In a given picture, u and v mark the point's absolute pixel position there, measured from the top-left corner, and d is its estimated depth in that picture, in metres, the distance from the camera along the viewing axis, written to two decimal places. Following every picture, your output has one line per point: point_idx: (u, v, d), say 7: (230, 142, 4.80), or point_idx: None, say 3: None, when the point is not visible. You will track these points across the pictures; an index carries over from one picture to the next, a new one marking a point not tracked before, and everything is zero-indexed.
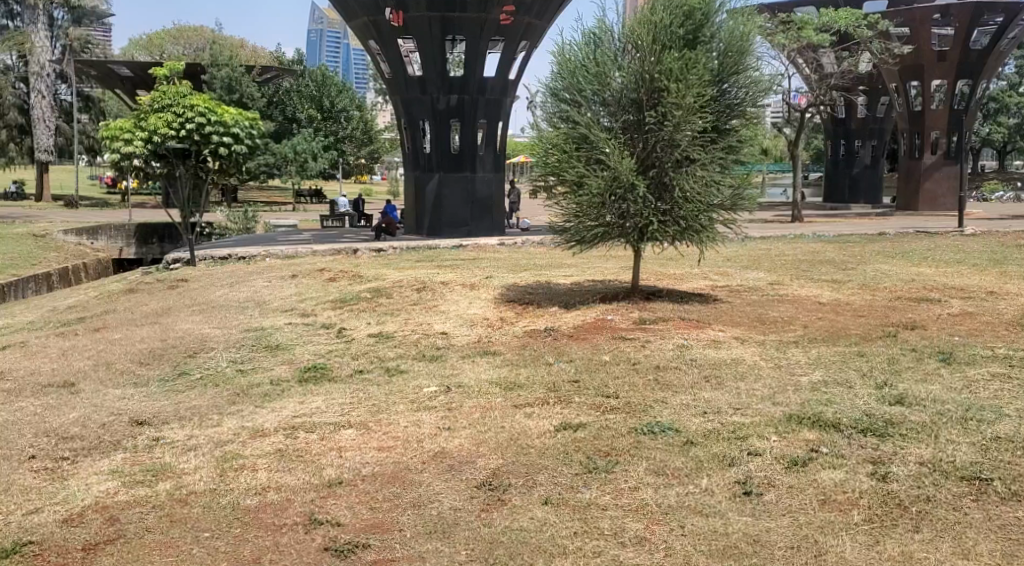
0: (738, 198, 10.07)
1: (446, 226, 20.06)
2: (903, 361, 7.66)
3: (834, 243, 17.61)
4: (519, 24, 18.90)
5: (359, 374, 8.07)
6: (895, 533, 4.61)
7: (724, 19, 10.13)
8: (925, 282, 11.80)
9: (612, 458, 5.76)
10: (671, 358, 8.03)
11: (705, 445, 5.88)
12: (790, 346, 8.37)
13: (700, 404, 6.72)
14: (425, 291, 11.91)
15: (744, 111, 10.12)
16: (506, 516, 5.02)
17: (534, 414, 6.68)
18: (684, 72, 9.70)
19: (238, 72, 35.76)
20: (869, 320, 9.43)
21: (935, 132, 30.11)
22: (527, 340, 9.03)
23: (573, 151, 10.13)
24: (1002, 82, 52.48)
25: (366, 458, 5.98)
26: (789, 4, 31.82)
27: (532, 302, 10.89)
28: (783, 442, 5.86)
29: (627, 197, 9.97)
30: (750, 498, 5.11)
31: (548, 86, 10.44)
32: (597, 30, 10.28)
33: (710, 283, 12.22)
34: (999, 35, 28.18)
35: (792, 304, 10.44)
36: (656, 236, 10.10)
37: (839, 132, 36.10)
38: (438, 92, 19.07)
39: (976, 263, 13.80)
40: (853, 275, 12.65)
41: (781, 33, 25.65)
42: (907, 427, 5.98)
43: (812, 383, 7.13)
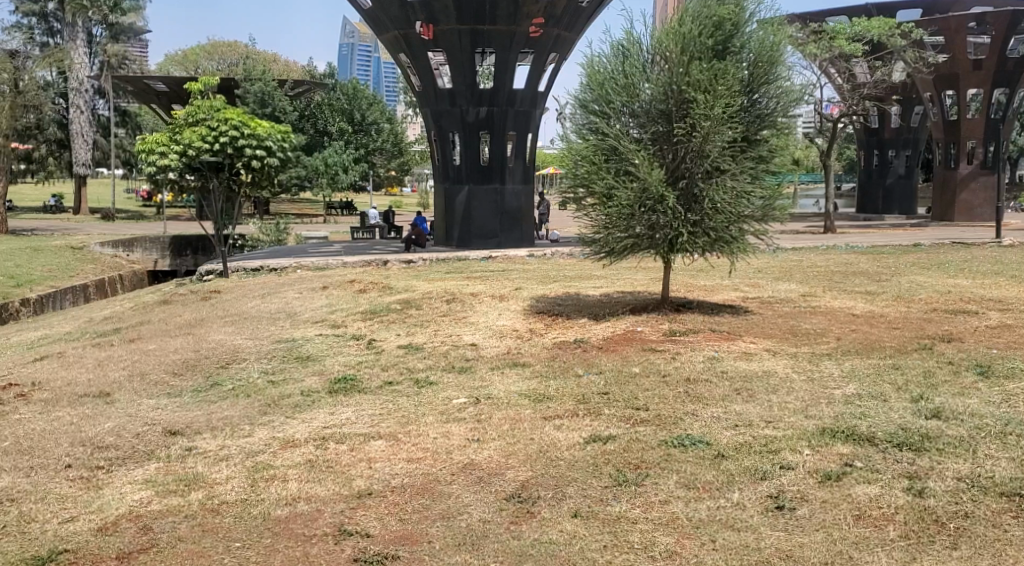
0: (768, 208, 10.02)
1: (476, 237, 20.12)
2: (939, 374, 7.52)
3: (868, 254, 17.38)
4: (548, 36, 18.94)
5: (387, 386, 8.07)
6: (932, 550, 4.53)
7: (754, 30, 10.05)
8: (961, 294, 11.61)
9: (642, 471, 5.72)
10: (701, 370, 7.97)
11: (736, 458, 5.82)
12: (824, 358, 8.27)
13: (731, 417, 6.65)
14: (455, 302, 11.94)
15: (775, 121, 10.05)
16: (535, 529, 5.00)
17: (564, 426, 6.66)
18: (713, 84, 9.67)
19: (270, 87, 36.19)
20: (905, 332, 9.30)
21: (971, 141, 29.59)
22: (556, 351, 9.02)
23: (602, 163, 10.14)
24: None
25: (396, 469, 6.00)
26: (821, 14, 31.63)
27: (562, 314, 10.87)
28: (816, 456, 5.78)
29: (656, 209, 9.93)
30: (782, 512, 5.04)
31: (577, 97, 10.43)
32: (625, 41, 10.24)
33: (741, 294, 12.12)
34: None
35: (825, 316, 10.33)
36: (686, 248, 10.05)
37: (873, 143, 35.82)
38: (467, 104, 19.17)
39: (1015, 274, 13.52)
40: (886, 287, 12.47)
41: (813, 43, 25.47)
42: (944, 442, 5.86)
43: (846, 395, 7.04)
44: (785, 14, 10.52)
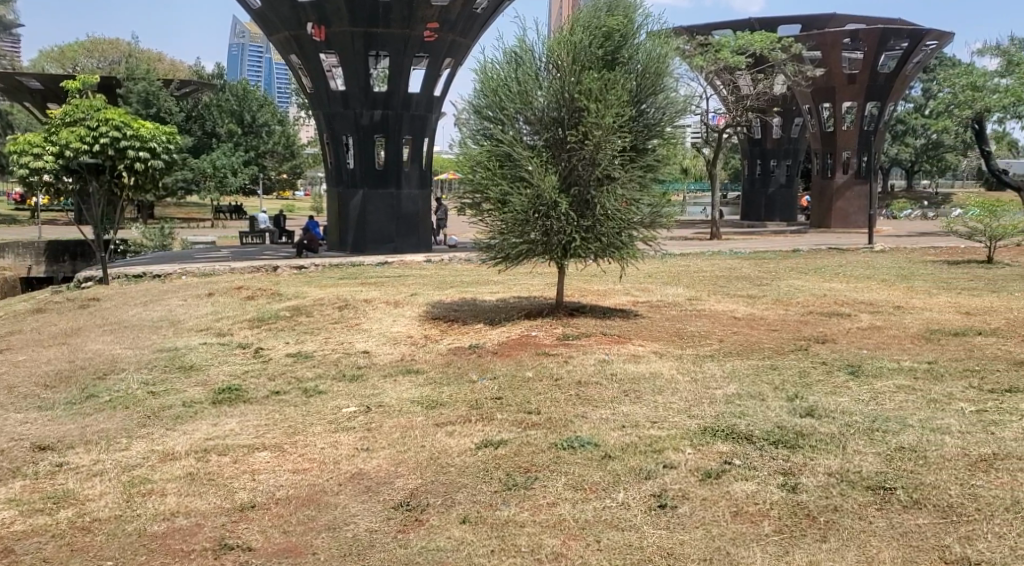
0: (656, 216, 10.30)
1: (371, 242, 19.85)
2: (813, 374, 7.89)
3: (751, 259, 18.00)
4: (443, 40, 18.93)
5: (274, 395, 7.88)
6: (804, 543, 4.71)
7: (643, 41, 10.29)
8: (836, 297, 12.20)
9: (532, 474, 5.77)
10: (592, 373, 8.11)
11: (623, 458, 5.94)
12: (707, 359, 8.55)
13: (619, 418, 6.79)
14: (347, 308, 11.77)
15: (663, 130, 10.32)
16: (423, 536, 4.96)
17: (456, 432, 6.65)
18: (604, 92, 9.83)
19: (155, 86, 35.06)
20: (783, 333, 9.71)
21: (846, 152, 31.20)
22: (451, 357, 9.01)
23: (497, 169, 10.18)
24: (909, 103, 54.28)
25: (281, 480, 5.85)
26: (708, 27, 32.81)
27: (458, 319, 10.85)
28: (698, 455, 5.97)
29: (550, 215, 10.04)
30: (665, 511, 5.17)
31: (471, 103, 10.44)
32: (518, 49, 10.34)
33: (631, 299, 12.37)
34: (905, 59, 29.42)
35: (710, 319, 10.69)
36: (579, 253, 10.20)
37: (755, 153, 37.35)
38: (361, 107, 18.95)
39: (885, 278, 14.30)
40: (767, 291, 12.98)
41: (699, 55, 26.44)
42: (817, 438, 6.15)
43: (727, 395, 7.29)
44: (672, 26, 10.81)
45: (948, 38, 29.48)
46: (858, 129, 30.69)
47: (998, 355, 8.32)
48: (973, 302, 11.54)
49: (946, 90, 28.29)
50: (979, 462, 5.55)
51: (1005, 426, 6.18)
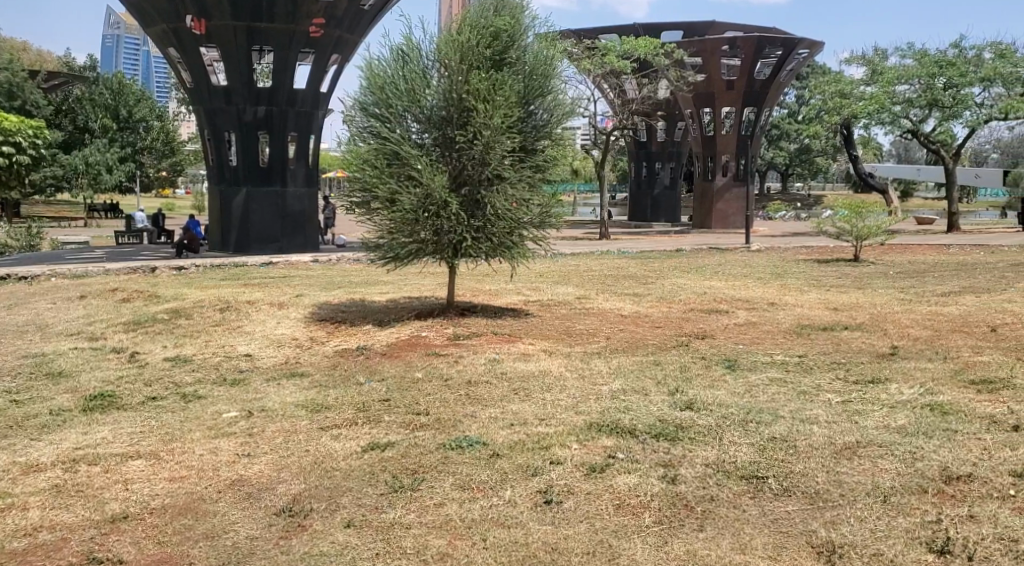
0: (546, 216, 10.43)
1: (256, 242, 19.32)
2: (693, 368, 8.17)
3: (637, 259, 18.43)
4: (329, 37, 18.60)
5: (151, 402, 7.56)
6: (681, 533, 4.85)
7: (530, 42, 10.39)
8: (715, 295, 12.66)
9: (419, 475, 5.74)
10: (482, 372, 8.13)
11: (510, 456, 5.98)
12: (594, 357, 8.72)
13: (507, 417, 6.84)
14: (229, 311, 11.40)
15: (551, 132, 10.46)
16: (306, 542, 4.86)
17: (342, 436, 6.54)
18: (492, 93, 9.85)
19: (20, 78, 33.05)
20: (666, 330, 10.01)
21: (725, 156, 32.44)
22: (338, 360, 8.85)
23: (385, 167, 10.06)
24: (783, 108, 56.78)
25: (155, 489, 5.62)
26: (595, 31, 33.46)
27: (345, 321, 10.68)
28: (583, 450, 6.08)
29: (440, 215, 10.00)
30: (550, 506, 5.24)
31: (357, 100, 10.30)
32: (405, 47, 10.25)
33: (522, 298, 12.47)
34: (779, 67, 30.80)
35: (597, 317, 10.89)
36: (470, 252, 10.23)
37: (641, 155, 38.36)
38: (245, 102, 18.44)
39: (761, 277, 14.92)
40: (652, 289, 13.35)
41: (587, 58, 26.80)
42: (695, 430, 6.37)
43: (612, 391, 7.45)
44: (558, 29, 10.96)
45: (818, 47, 31.07)
46: (736, 134, 31.98)
47: (863, 349, 8.81)
48: (841, 298, 12.19)
49: (817, 96, 29.78)
50: (844, 450, 5.86)
51: (867, 415, 6.56)
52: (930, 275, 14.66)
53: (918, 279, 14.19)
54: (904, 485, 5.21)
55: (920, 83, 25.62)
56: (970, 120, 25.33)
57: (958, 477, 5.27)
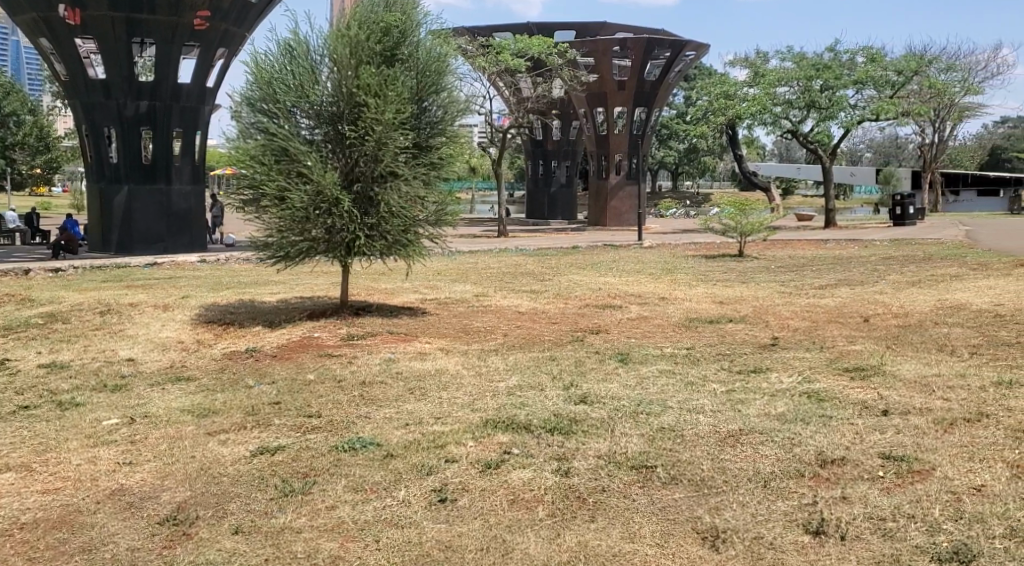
0: (441, 214, 10.41)
1: (139, 242, 18.55)
2: (587, 362, 8.32)
3: (534, 256, 18.61)
4: (215, 30, 17.99)
5: (23, 411, 7.15)
6: (574, 525, 4.91)
7: (422, 38, 10.31)
8: (609, 291, 12.91)
9: (310, 479, 5.63)
10: (377, 372, 8.04)
11: (404, 457, 5.94)
12: (490, 354, 8.74)
13: (402, 416, 6.78)
14: (110, 314, 10.90)
15: (445, 129, 10.43)
16: (191, 550, 4.70)
17: (229, 441, 6.36)
18: (383, 88, 9.75)
19: None
20: (562, 326, 10.16)
21: (618, 155, 33.12)
22: (226, 362, 8.60)
23: (273, 164, 9.80)
24: (672, 109, 58.38)
25: (27, 503, 5.32)
26: (490, 29, 33.59)
27: (235, 322, 10.39)
28: (478, 447, 6.10)
29: (331, 213, 9.83)
30: (444, 504, 5.22)
31: (243, 95, 10.00)
32: (292, 41, 10.03)
33: (419, 296, 12.42)
34: (667, 69, 31.63)
35: (494, 314, 10.94)
36: (363, 251, 10.10)
37: (538, 153, 38.73)
38: (125, 97, 17.69)
39: (652, 272, 15.30)
40: (548, 286, 13.50)
41: (481, 56, 26.84)
42: (588, 423, 6.48)
43: (507, 388, 7.50)
44: (450, 25, 10.94)
45: (705, 49, 32.07)
46: (628, 134, 32.72)
47: (746, 340, 9.16)
48: (726, 292, 12.64)
49: (704, 97, 30.77)
50: (728, 438, 6.08)
51: (750, 403, 6.83)
52: (808, 269, 15.35)
53: (798, 273, 14.83)
54: (783, 470, 5.45)
55: (799, 85, 26.68)
56: (845, 121, 26.67)
57: (833, 461, 5.55)
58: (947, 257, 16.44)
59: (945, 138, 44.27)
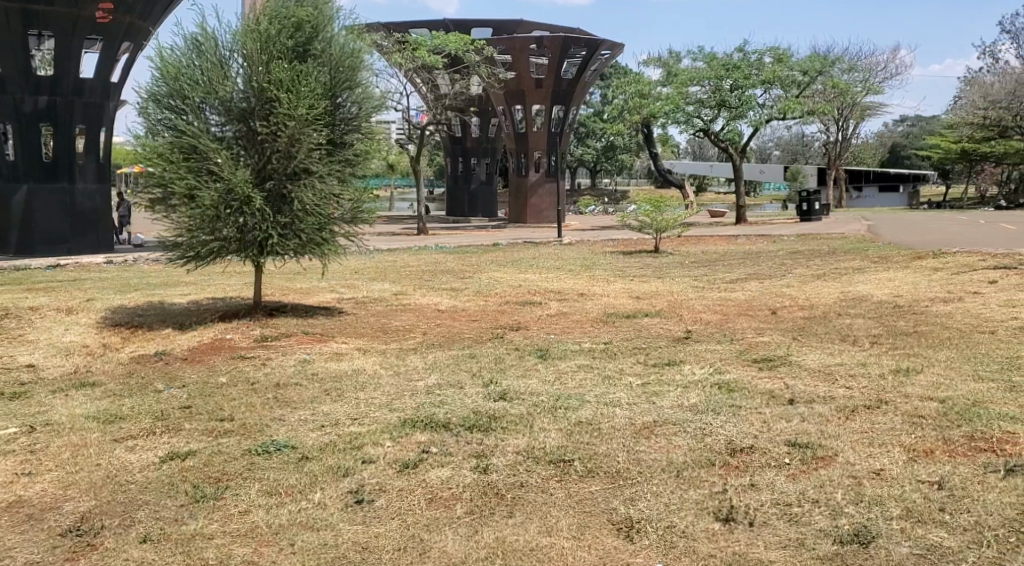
0: (357, 211, 10.29)
1: (40, 243, 17.79)
2: (507, 359, 8.35)
3: (454, 254, 18.58)
4: (119, 24, 17.36)
5: None
6: (492, 521, 4.92)
7: (336, 33, 10.16)
8: (529, 287, 12.98)
9: (222, 484, 5.48)
10: (292, 374, 7.90)
11: (320, 458, 5.86)
12: (409, 353, 8.70)
13: (318, 418, 6.69)
14: (9, 318, 10.40)
15: (359, 125, 10.32)
16: (95, 562, 4.53)
17: (137, 447, 6.15)
18: (296, 83, 9.57)
19: None
20: (481, 323, 10.17)
21: (537, 152, 33.35)
22: (134, 366, 8.32)
23: (182, 161, 9.51)
24: (589, 107, 59.10)
25: None
26: (406, 25, 33.35)
27: (143, 325, 10.05)
28: (396, 447, 6.05)
29: (243, 211, 9.61)
30: (361, 506, 5.17)
31: (148, 90, 9.68)
32: (199, 35, 9.76)
33: (336, 296, 12.25)
34: (584, 67, 32.01)
35: (413, 313, 10.87)
36: (276, 250, 9.89)
37: (457, 150, 38.73)
38: (22, 92, 16.93)
39: (571, 268, 15.49)
40: (468, 283, 13.51)
41: (397, 52, 26.59)
42: (507, 420, 6.51)
43: (426, 386, 7.46)
44: (364, 21, 10.82)
45: (620, 48, 32.55)
46: (547, 131, 32.99)
47: (661, 333, 9.36)
48: (642, 287, 12.88)
49: (620, 96, 31.26)
50: (643, 430, 6.19)
51: (664, 395, 6.98)
52: (720, 264, 15.77)
53: (711, 267, 15.22)
54: (696, 460, 5.58)
55: (710, 85, 27.38)
56: (754, 120, 27.47)
57: (742, 449, 5.72)
58: (851, 250, 17.10)
59: (849, 136, 46.08)
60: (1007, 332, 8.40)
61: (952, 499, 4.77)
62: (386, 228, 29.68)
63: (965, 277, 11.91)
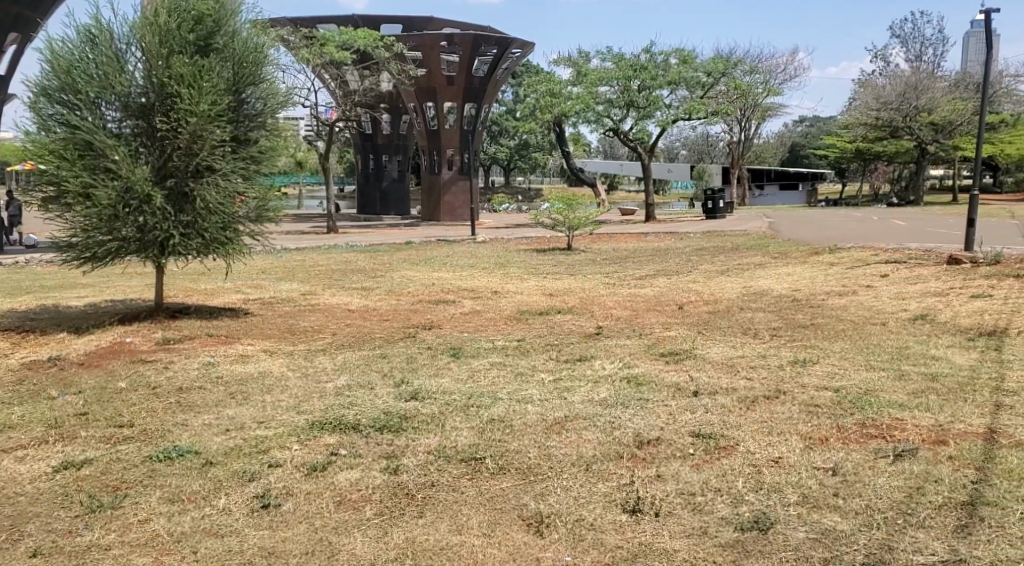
0: (262, 210, 10.09)
1: None
2: (419, 359, 8.31)
3: (365, 252, 18.40)
4: (5, 13, 16.55)
5: None
6: (402, 521, 4.89)
7: (238, 27, 9.93)
8: (442, 286, 12.95)
9: (120, 493, 5.29)
10: (195, 378, 7.67)
11: (225, 463, 5.71)
12: (318, 354, 8.56)
13: (223, 422, 6.52)
14: None
15: (264, 122, 10.13)
16: None
17: (28, 457, 5.87)
18: (197, 78, 9.33)
19: None
20: (393, 322, 10.09)
21: (450, 149, 33.29)
22: (25, 373, 7.94)
23: (76, 158, 9.10)
24: (502, 105, 59.38)
25: None
26: (314, 20, 32.77)
27: (35, 329, 9.59)
28: (303, 450, 5.95)
29: (143, 209, 9.26)
30: (267, 510, 5.06)
31: (37, 83, 9.22)
32: (92, 27, 9.36)
33: (243, 297, 11.96)
34: (495, 65, 32.16)
35: (323, 313, 10.70)
36: (178, 251, 9.58)
37: (367, 148, 38.29)
38: None
39: (484, 266, 15.54)
40: (380, 282, 13.40)
41: (305, 47, 26.08)
42: (418, 420, 6.47)
43: (336, 388, 7.37)
44: (267, 16, 10.62)
45: (530, 47, 32.81)
46: (459, 129, 32.98)
47: (573, 330, 9.48)
48: (555, 284, 13.03)
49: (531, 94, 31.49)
50: (554, 425, 6.26)
51: (575, 390, 7.08)
52: (631, 260, 16.08)
53: (621, 264, 15.51)
54: (605, 453, 5.68)
55: (619, 85, 27.84)
56: (661, 120, 28.07)
57: (648, 441, 5.84)
58: (754, 247, 17.71)
59: (752, 136, 47.57)
60: (897, 323, 8.83)
61: (845, 484, 4.99)
62: (295, 228, 28.21)
63: (859, 271, 12.46)
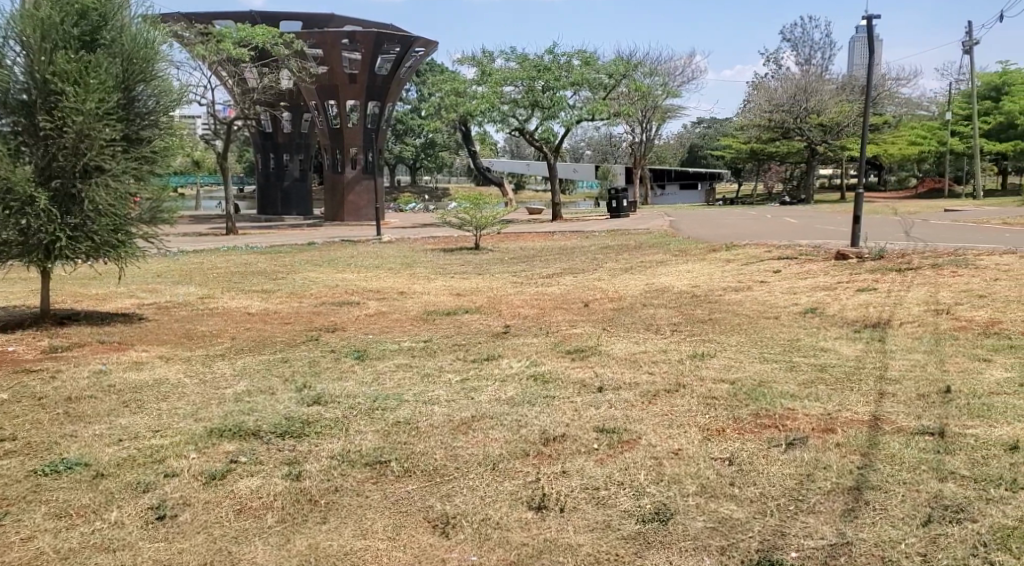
0: (156, 211, 9.74)
1: None
2: (322, 362, 8.18)
3: (266, 254, 17.98)
4: None
5: None
6: (304, 528, 4.81)
7: (126, 22, 9.56)
8: (347, 287, 12.78)
9: (1, 510, 5.02)
10: (85, 387, 7.34)
11: (117, 475, 5.49)
12: (216, 359, 8.33)
13: (115, 432, 6.26)
14: None
15: (157, 120, 9.76)
16: None
17: None
18: (83, 75, 8.95)
19: None
20: (295, 325, 9.89)
21: (353, 148, 32.84)
22: None
23: None
24: (407, 104, 59.02)
25: None
26: (210, 16, 31.79)
27: None
28: (201, 458, 5.78)
29: (25, 212, 8.81)
30: (163, 522, 4.90)
31: None
32: None
33: (136, 301, 11.52)
34: (398, 64, 31.91)
35: (222, 317, 10.40)
36: (66, 254, 9.15)
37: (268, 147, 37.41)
38: None
39: (390, 266, 15.43)
40: (282, 284, 13.12)
41: (201, 44, 25.28)
42: (321, 424, 6.37)
43: (236, 393, 7.18)
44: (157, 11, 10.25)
45: (434, 46, 32.69)
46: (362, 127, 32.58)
47: (480, 329, 9.49)
48: (462, 284, 13.03)
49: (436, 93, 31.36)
50: (460, 425, 6.27)
51: (481, 390, 7.09)
52: (537, 259, 16.24)
53: (528, 263, 15.62)
54: (510, 451, 5.72)
55: (523, 85, 28.06)
56: (565, 120, 28.42)
57: (554, 438, 5.91)
58: (656, 244, 18.14)
59: (653, 136, 48.70)
60: (789, 317, 9.19)
61: (740, 473, 5.17)
62: (193, 228, 28.45)
63: (754, 268, 12.91)
